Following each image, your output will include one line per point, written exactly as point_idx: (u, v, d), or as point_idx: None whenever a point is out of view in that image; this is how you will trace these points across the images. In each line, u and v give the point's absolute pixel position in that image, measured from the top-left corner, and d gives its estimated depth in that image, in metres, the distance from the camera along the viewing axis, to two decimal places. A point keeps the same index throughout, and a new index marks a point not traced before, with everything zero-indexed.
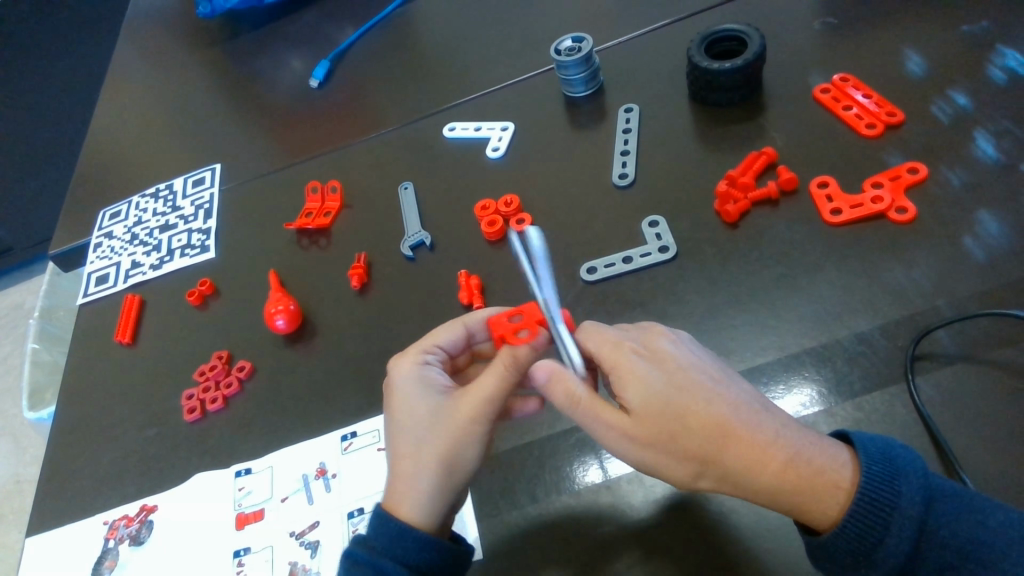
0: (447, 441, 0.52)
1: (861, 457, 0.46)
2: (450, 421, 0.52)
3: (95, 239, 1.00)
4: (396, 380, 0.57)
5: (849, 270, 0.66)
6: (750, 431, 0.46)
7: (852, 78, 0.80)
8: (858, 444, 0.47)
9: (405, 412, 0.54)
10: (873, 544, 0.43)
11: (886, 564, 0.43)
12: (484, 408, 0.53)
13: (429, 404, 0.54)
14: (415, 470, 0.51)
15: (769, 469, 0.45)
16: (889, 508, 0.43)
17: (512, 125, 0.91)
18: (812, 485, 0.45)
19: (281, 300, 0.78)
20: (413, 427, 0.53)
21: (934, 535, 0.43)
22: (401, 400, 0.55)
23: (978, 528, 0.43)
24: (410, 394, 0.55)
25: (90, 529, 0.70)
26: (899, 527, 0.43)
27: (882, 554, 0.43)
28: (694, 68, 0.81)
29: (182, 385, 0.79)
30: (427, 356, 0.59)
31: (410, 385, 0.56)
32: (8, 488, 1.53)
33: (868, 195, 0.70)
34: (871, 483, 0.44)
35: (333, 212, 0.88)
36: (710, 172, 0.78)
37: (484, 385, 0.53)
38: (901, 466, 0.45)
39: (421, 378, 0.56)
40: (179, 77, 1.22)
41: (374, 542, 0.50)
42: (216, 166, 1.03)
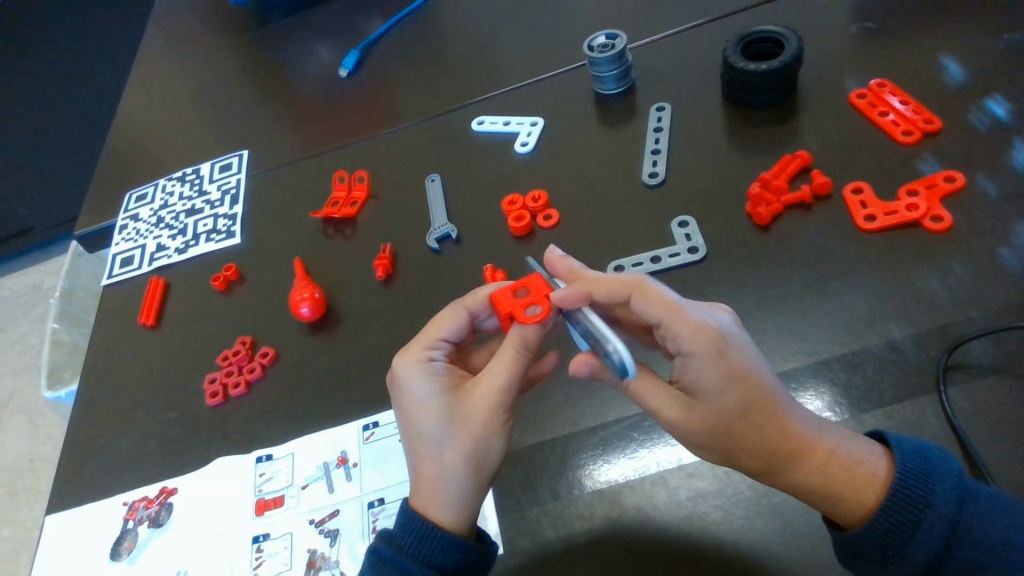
0: (479, 442, 0.49)
1: (895, 455, 0.47)
2: (468, 416, 0.50)
3: (121, 221, 1.01)
4: (402, 382, 0.52)
5: (882, 278, 0.66)
6: (790, 414, 0.48)
7: (889, 84, 0.79)
8: (893, 443, 0.48)
9: (421, 419, 0.50)
10: (903, 539, 0.44)
11: (914, 560, 0.44)
12: (504, 398, 0.50)
13: (446, 402, 0.50)
14: (443, 475, 0.49)
15: (813, 455, 0.47)
16: (922, 504, 0.44)
17: (541, 120, 0.90)
18: (849, 475, 0.47)
19: (306, 288, 0.78)
20: (439, 428, 0.50)
21: (966, 536, 0.43)
22: (412, 404, 0.51)
23: (1012, 531, 0.43)
24: (423, 398, 0.51)
25: (110, 509, 0.71)
26: (930, 526, 0.44)
27: (912, 550, 0.44)
28: (729, 68, 0.80)
29: (204, 369, 0.79)
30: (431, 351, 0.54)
31: (423, 388, 0.51)
32: (23, 466, 1.55)
33: (903, 202, 0.69)
34: (906, 480, 0.45)
35: (359, 202, 0.88)
36: (742, 175, 0.77)
37: (496, 375, 0.50)
38: (936, 466, 0.45)
39: (433, 382, 0.52)
40: (208, 63, 1.22)
41: (400, 540, 0.48)
42: (243, 152, 1.03)
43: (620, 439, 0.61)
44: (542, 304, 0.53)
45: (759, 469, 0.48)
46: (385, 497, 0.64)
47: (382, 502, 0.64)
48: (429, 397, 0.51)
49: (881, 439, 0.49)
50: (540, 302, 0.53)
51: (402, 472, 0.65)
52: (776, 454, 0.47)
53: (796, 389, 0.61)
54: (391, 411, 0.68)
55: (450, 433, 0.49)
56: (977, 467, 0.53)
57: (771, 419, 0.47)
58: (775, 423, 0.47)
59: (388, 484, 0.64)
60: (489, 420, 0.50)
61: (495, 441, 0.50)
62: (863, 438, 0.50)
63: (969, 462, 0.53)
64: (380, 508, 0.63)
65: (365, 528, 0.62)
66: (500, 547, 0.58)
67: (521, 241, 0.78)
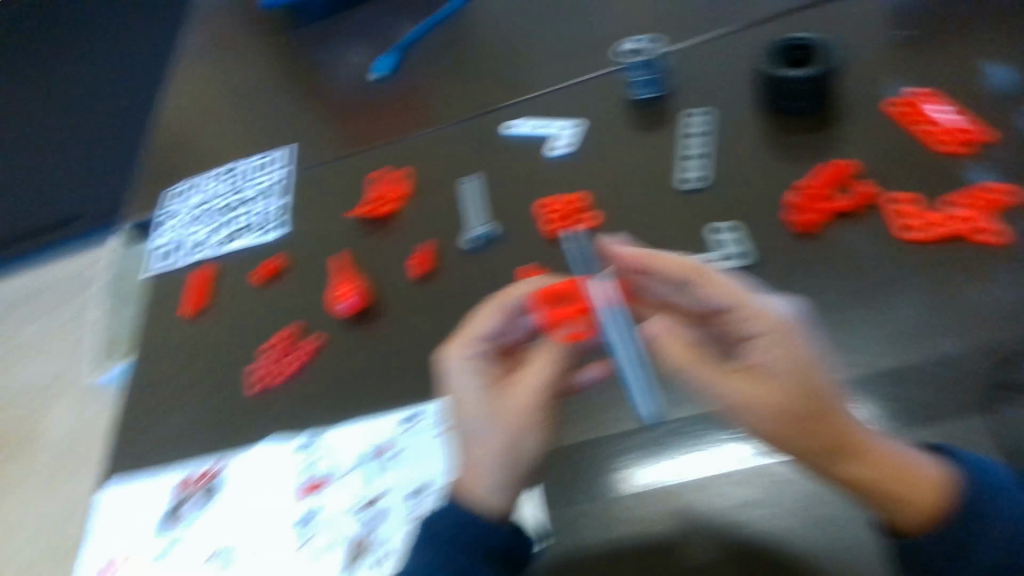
0: (518, 439, 0.52)
1: (955, 464, 0.49)
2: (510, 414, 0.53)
3: (160, 217, 1.04)
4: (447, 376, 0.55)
5: (924, 289, 0.65)
6: (846, 420, 0.48)
7: (937, 95, 0.78)
8: (958, 458, 0.50)
9: (465, 412, 0.54)
10: (958, 546, 0.48)
11: (977, 564, 0.47)
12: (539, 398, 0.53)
13: (489, 399, 0.54)
14: (485, 467, 0.52)
15: (876, 461, 0.48)
16: (985, 519, 0.48)
17: (582, 123, 0.90)
18: (905, 478, 0.47)
19: (350, 284, 0.82)
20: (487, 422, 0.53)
21: (991, 531, 0.48)
22: (456, 400, 0.54)
23: None
24: (468, 390, 0.54)
25: (153, 495, 0.72)
26: (986, 532, 0.48)
27: (974, 557, 0.48)
28: (768, 76, 0.79)
29: (243, 363, 0.81)
30: (472, 347, 0.56)
31: (466, 383, 0.54)
32: (61, 450, 1.58)
33: (948, 215, 0.68)
34: (958, 485, 0.48)
35: (396, 201, 0.90)
36: (781, 181, 0.76)
37: (536, 377, 0.54)
38: (995, 481, 0.49)
39: (473, 377, 0.55)
40: (248, 63, 1.25)
41: (450, 527, 0.53)
42: (282, 151, 1.05)
43: (657, 443, 0.61)
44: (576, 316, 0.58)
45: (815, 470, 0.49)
46: (429, 485, 0.65)
47: (427, 490, 0.65)
48: (473, 391, 0.54)
49: (940, 450, 0.52)
50: (573, 314, 0.58)
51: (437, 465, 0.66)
52: (836, 454, 0.47)
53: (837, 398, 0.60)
54: (432, 404, 0.69)
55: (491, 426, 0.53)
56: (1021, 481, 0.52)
57: (837, 422, 0.48)
58: (837, 426, 0.48)
59: (431, 475, 0.65)
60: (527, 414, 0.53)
61: (529, 439, 0.52)
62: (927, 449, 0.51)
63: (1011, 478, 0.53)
64: (424, 497, 0.64)
65: (409, 516, 0.64)
66: (538, 546, 0.59)
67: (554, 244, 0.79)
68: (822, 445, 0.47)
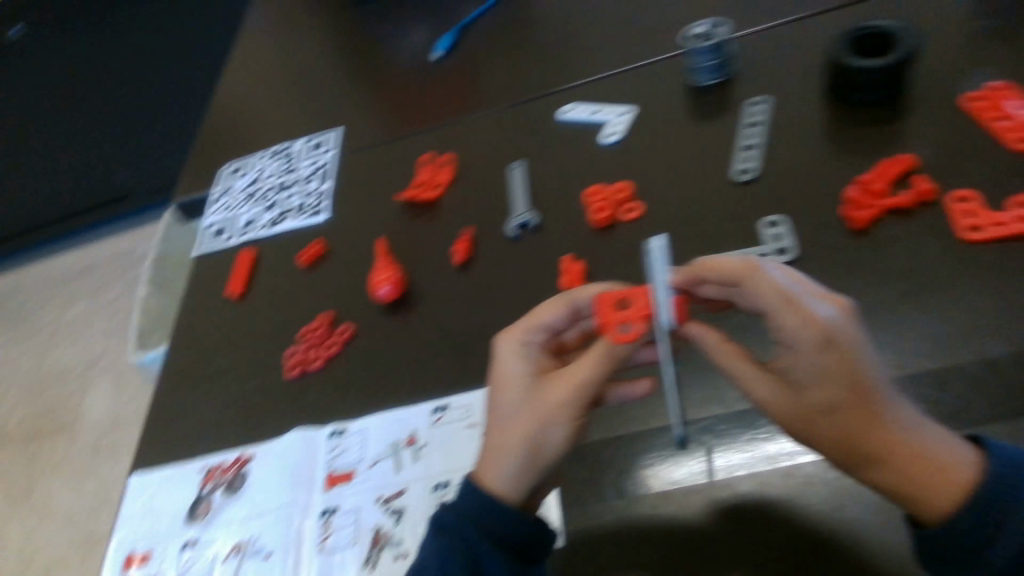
0: (541, 429, 0.50)
1: (987, 456, 0.46)
2: (541, 409, 0.50)
3: (213, 195, 1.03)
4: (496, 360, 0.55)
5: (976, 292, 0.63)
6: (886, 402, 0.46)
7: (1011, 87, 0.73)
8: (989, 446, 0.46)
9: (503, 394, 0.53)
10: (984, 539, 0.44)
11: (994, 563, 0.44)
12: (576, 391, 0.50)
13: (532, 380, 0.52)
14: (503, 450, 0.50)
15: (896, 459, 0.46)
16: (1010, 508, 0.44)
17: (635, 109, 0.85)
18: (939, 470, 0.45)
19: (386, 269, 0.78)
20: (507, 405, 0.52)
21: None
22: (501, 387, 0.53)
23: None
24: (513, 376, 0.53)
25: (187, 476, 0.73)
26: (1014, 530, 0.43)
27: (992, 552, 0.44)
28: (836, 62, 0.75)
29: (282, 343, 0.80)
30: (531, 336, 0.55)
31: (513, 365, 0.54)
32: (109, 422, 1.64)
33: (1009, 215, 0.65)
34: (1000, 485, 0.44)
35: (443, 185, 0.86)
36: (840, 175, 0.73)
37: (577, 373, 0.50)
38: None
39: (520, 363, 0.54)
40: (295, 42, 1.22)
41: (460, 507, 0.51)
42: (331, 130, 1.03)
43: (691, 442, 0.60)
44: (635, 324, 0.51)
45: (841, 455, 0.47)
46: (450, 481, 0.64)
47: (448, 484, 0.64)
48: (519, 376, 0.53)
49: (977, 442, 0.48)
50: (634, 322, 0.52)
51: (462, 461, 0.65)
52: (861, 434, 0.46)
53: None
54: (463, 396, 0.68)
55: (514, 418, 0.51)
56: None
57: (864, 417, 0.46)
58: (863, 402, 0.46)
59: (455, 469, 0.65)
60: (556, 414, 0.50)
61: (558, 433, 0.50)
62: (959, 438, 0.48)
63: None
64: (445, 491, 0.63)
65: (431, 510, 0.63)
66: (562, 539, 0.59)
67: (600, 233, 0.77)
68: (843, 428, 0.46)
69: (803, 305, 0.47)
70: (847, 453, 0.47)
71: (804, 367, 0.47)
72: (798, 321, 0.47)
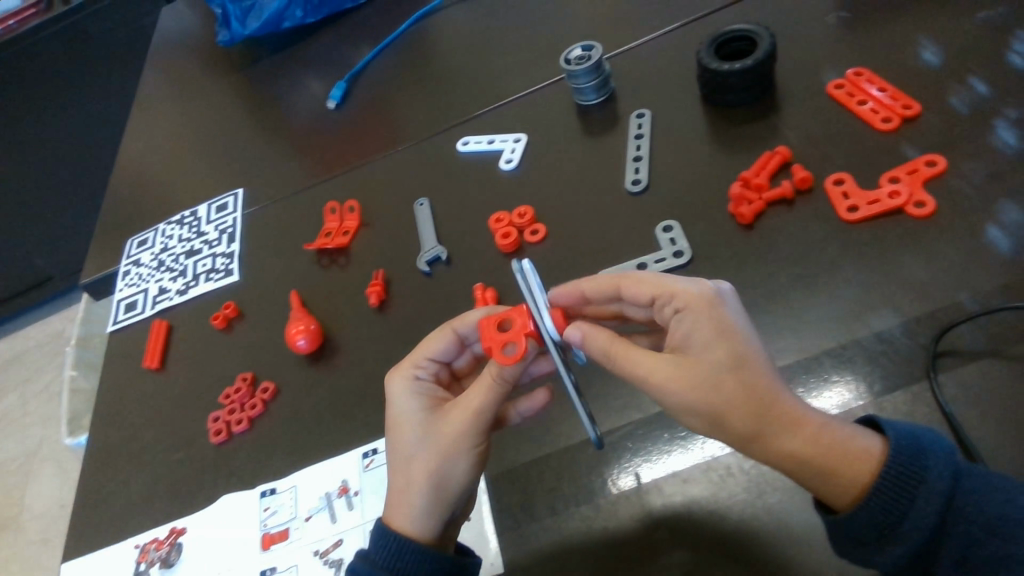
0: (441, 463, 0.53)
1: (888, 435, 0.47)
2: (438, 442, 0.54)
3: (123, 268, 1.02)
4: (393, 400, 0.57)
5: (866, 266, 0.65)
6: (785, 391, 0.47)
7: (867, 73, 0.79)
8: (884, 426, 0.48)
9: (403, 433, 0.56)
10: (898, 517, 0.44)
11: (910, 538, 0.44)
12: (469, 420, 0.53)
13: (426, 417, 0.56)
14: (409, 488, 0.53)
15: (804, 431, 0.47)
16: (915, 481, 0.45)
17: (524, 136, 0.90)
18: (844, 456, 0.46)
19: (302, 320, 0.78)
20: (405, 443, 0.55)
21: (961, 510, 0.44)
22: (399, 423, 0.56)
23: (1006, 505, 0.44)
24: (408, 414, 0.56)
25: (122, 553, 0.72)
26: (925, 501, 0.44)
27: (908, 528, 0.44)
28: (704, 70, 0.80)
29: (207, 409, 0.79)
30: (420, 373, 0.59)
31: (406, 405, 0.57)
32: (55, 512, 1.58)
33: (885, 190, 0.68)
34: (900, 457, 0.45)
35: (351, 231, 0.89)
36: (725, 175, 0.77)
37: (472, 400, 0.54)
38: (927, 443, 0.46)
39: (414, 399, 0.57)
40: (205, 107, 1.24)
41: (374, 555, 0.52)
42: (238, 191, 1.04)
43: (615, 451, 0.61)
44: (519, 342, 0.53)
45: (750, 434, 0.47)
46: None
47: None
48: (413, 414, 0.56)
49: (873, 425, 0.49)
50: (516, 340, 0.53)
51: None
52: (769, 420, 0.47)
53: (814, 383, 0.60)
54: None
55: (415, 454, 0.54)
56: (972, 454, 0.52)
57: (761, 386, 0.47)
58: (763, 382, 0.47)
59: None
60: (454, 445, 0.53)
61: (461, 461, 0.54)
62: (858, 425, 0.49)
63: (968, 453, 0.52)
64: None
65: None
66: (499, 568, 0.59)
67: (509, 257, 0.79)
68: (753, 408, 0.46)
69: (685, 283, 0.51)
70: (762, 444, 0.47)
71: (702, 336, 0.48)
72: (693, 293, 0.50)
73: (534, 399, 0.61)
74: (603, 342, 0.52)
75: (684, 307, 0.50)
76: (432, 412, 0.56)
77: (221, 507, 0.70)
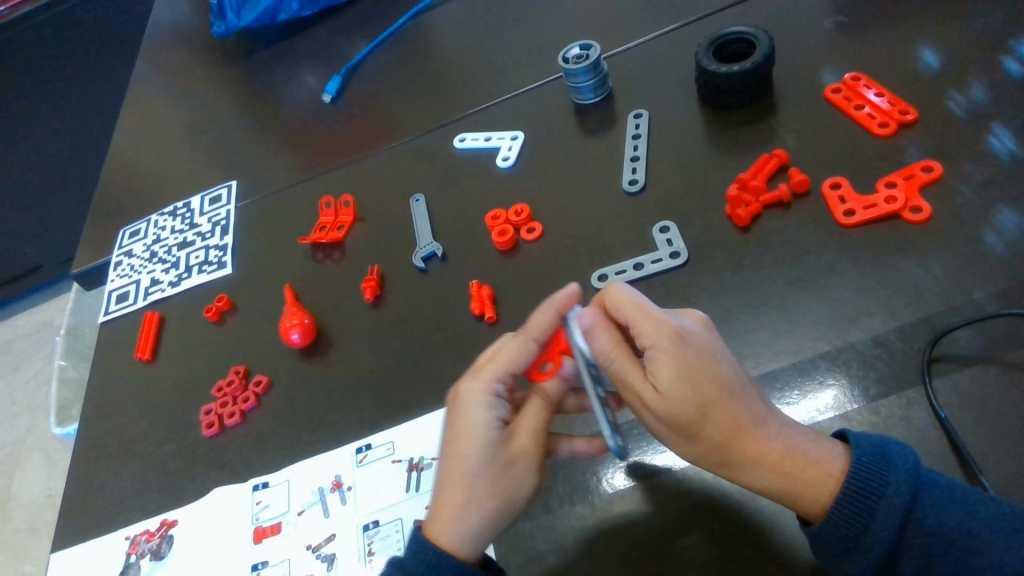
0: (510, 483, 0.51)
1: (852, 450, 0.48)
2: (505, 461, 0.52)
3: (115, 258, 1.01)
4: (465, 409, 0.53)
5: (862, 270, 0.66)
6: (754, 420, 0.48)
7: (864, 77, 0.79)
8: (852, 440, 0.48)
9: (469, 447, 0.51)
10: (860, 531, 0.45)
11: (873, 550, 0.45)
12: (533, 442, 0.53)
13: (497, 435, 0.52)
14: (468, 506, 0.51)
15: (768, 460, 0.48)
16: (876, 496, 0.45)
17: (522, 134, 0.90)
18: (809, 476, 0.48)
19: (296, 314, 0.78)
20: (474, 456, 0.51)
21: (920, 522, 0.45)
22: (464, 435, 0.52)
23: (966, 517, 0.45)
24: (481, 426, 0.52)
25: (112, 544, 0.71)
26: (885, 515, 0.45)
27: (870, 540, 0.45)
28: (702, 71, 0.80)
29: (199, 401, 0.79)
30: (498, 382, 0.54)
31: (480, 418, 0.52)
32: (41, 502, 1.57)
33: (881, 195, 0.69)
34: (860, 473, 0.46)
35: (346, 225, 0.88)
36: (722, 176, 0.77)
37: (531, 419, 0.54)
38: (891, 458, 0.46)
39: (486, 412, 0.52)
40: (200, 97, 1.23)
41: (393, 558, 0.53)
42: (232, 182, 1.04)
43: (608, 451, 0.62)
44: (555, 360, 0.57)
45: (715, 462, 0.49)
46: (380, 519, 0.64)
47: (377, 523, 0.63)
48: (484, 425, 0.52)
49: (844, 438, 0.50)
50: (553, 359, 0.57)
51: (389, 497, 0.65)
52: (733, 451, 0.48)
53: (809, 385, 0.60)
54: (383, 432, 0.69)
55: (483, 472, 0.51)
56: (964, 460, 0.53)
57: (729, 416, 0.48)
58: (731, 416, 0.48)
59: (383, 506, 0.64)
60: (517, 465, 0.52)
61: (524, 483, 0.52)
62: (825, 438, 0.51)
63: (959, 458, 0.53)
64: (375, 530, 0.63)
65: (360, 552, 0.62)
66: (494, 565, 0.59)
67: (505, 255, 0.79)
68: (717, 441, 0.48)
69: (659, 319, 0.51)
70: (728, 469, 0.49)
71: (667, 376, 0.48)
72: (656, 332, 0.50)
73: (591, 441, 0.59)
74: (606, 348, 0.53)
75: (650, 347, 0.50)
76: (501, 426, 0.53)
77: (212, 501, 0.70)
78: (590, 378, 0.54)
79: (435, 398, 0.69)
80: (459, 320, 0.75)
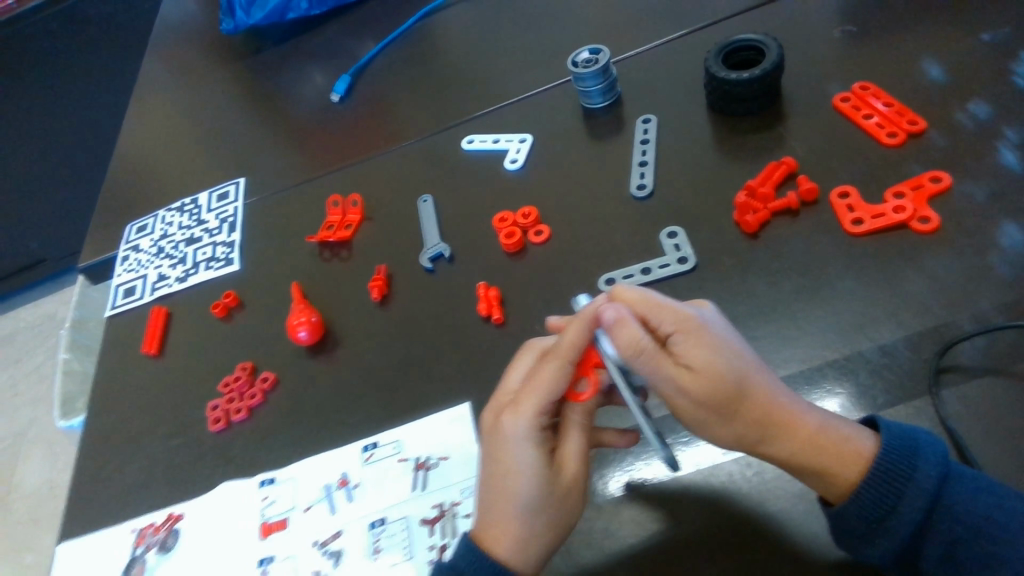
0: (561, 512, 0.51)
1: (880, 435, 0.49)
2: (557, 494, 0.51)
3: (123, 252, 1.01)
4: (509, 443, 0.51)
5: (868, 279, 0.66)
6: (784, 406, 0.49)
7: (872, 86, 0.80)
8: (881, 427, 0.50)
9: (516, 484, 0.50)
10: (887, 511, 0.47)
11: (900, 533, 0.46)
12: (580, 468, 0.52)
13: (544, 468, 0.51)
14: (528, 539, 0.50)
15: (802, 437, 0.49)
16: (904, 480, 0.47)
17: (530, 137, 0.91)
18: (840, 456, 0.49)
19: (304, 312, 0.78)
20: (526, 490, 0.50)
21: (946, 510, 0.46)
22: (509, 472, 0.51)
23: (994, 509, 0.45)
24: (524, 465, 0.51)
25: (118, 537, 0.71)
26: (912, 498, 0.46)
27: (897, 522, 0.47)
28: (712, 78, 0.81)
29: (206, 397, 0.79)
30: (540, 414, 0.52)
31: (523, 455, 0.51)
32: (43, 494, 1.56)
33: (890, 204, 0.69)
34: (890, 456, 0.48)
35: (354, 225, 0.89)
36: (729, 184, 0.77)
37: (574, 446, 0.53)
38: (922, 446, 0.48)
39: (529, 446, 0.51)
40: (208, 95, 1.23)
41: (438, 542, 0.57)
42: (239, 180, 1.04)
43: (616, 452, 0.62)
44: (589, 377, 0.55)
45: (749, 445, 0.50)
46: (387, 516, 0.64)
47: (384, 521, 0.64)
48: (530, 464, 0.51)
49: (873, 425, 0.52)
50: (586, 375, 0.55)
51: (397, 496, 0.65)
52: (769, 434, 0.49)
53: (815, 394, 0.61)
54: (390, 431, 0.69)
55: (536, 506, 0.50)
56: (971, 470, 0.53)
57: (761, 400, 0.49)
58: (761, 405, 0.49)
59: (390, 504, 0.65)
60: (568, 491, 0.52)
61: (575, 508, 0.52)
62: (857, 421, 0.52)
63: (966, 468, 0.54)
64: (382, 528, 0.63)
65: (368, 549, 0.63)
66: None
67: (512, 257, 0.79)
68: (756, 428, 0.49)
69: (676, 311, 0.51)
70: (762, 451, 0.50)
71: (697, 359, 0.49)
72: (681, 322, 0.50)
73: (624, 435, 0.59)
74: (631, 344, 0.50)
75: (680, 330, 0.50)
76: (547, 458, 0.52)
77: (216, 500, 0.70)
78: (624, 383, 0.52)
79: (443, 398, 0.70)
80: (465, 322, 0.75)
